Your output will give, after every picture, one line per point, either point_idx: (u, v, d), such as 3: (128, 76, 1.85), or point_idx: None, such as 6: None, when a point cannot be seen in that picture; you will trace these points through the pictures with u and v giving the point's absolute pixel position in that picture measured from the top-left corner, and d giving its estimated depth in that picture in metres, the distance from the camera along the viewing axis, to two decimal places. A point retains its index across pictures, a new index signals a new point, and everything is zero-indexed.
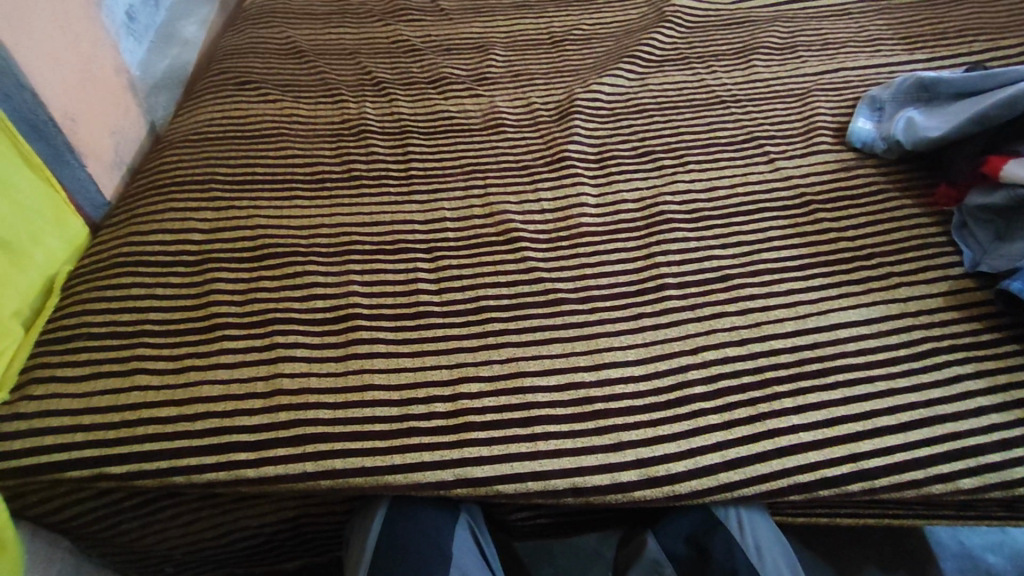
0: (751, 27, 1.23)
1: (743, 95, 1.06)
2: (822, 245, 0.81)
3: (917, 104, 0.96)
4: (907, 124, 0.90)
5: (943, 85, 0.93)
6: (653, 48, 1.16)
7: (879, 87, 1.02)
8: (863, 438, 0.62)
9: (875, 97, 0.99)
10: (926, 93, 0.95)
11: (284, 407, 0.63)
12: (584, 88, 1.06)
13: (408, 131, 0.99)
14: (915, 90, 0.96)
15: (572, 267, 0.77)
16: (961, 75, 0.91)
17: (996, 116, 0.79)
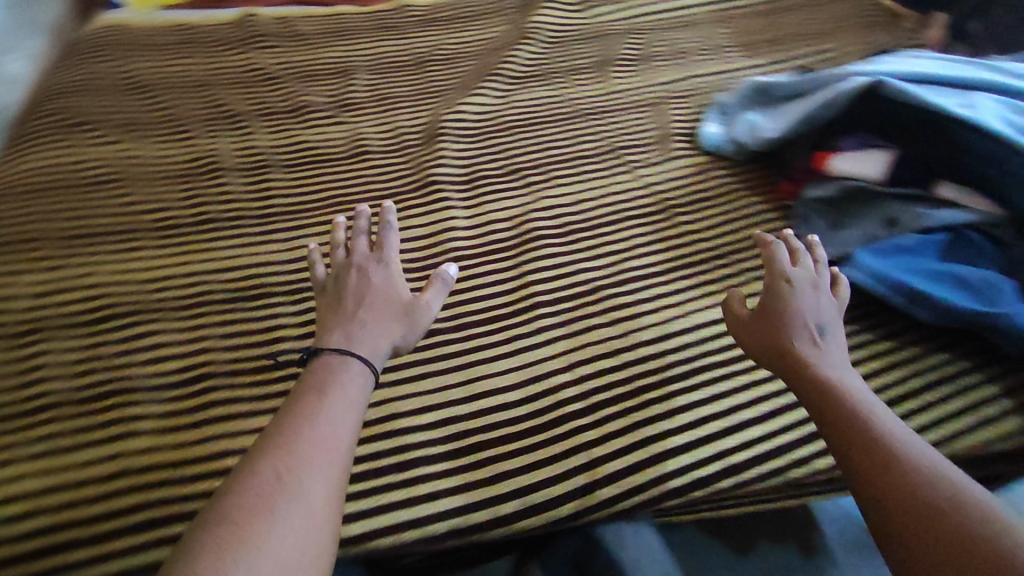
0: (607, 41, 1.29)
1: (603, 108, 1.10)
2: (682, 248, 0.85)
3: (758, 108, 1.04)
4: (751, 127, 0.96)
5: (778, 90, 1.01)
6: (515, 66, 1.18)
7: (724, 94, 1.10)
8: (727, 435, 0.64)
9: (722, 103, 1.06)
10: (765, 97, 1.03)
11: (128, 488, 0.57)
12: (449, 110, 1.06)
13: (267, 165, 0.94)
14: (754, 95, 1.04)
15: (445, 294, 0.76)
16: (791, 79, 0.99)
17: (823, 117, 0.86)
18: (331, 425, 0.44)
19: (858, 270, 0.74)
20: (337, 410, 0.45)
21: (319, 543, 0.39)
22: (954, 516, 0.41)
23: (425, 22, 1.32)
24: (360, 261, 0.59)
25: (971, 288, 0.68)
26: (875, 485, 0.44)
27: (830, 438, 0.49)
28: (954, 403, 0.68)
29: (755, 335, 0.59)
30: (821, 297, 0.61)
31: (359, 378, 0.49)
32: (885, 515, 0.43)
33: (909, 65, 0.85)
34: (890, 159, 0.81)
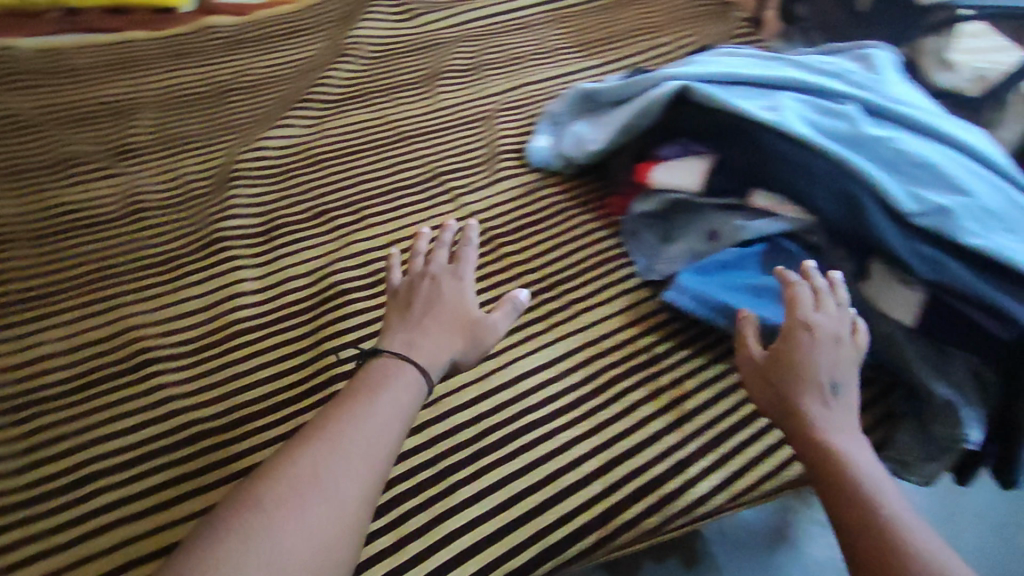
0: (436, 50, 1.20)
1: (427, 128, 1.01)
2: (504, 284, 0.78)
3: (586, 115, 0.98)
4: (577, 139, 0.90)
5: (602, 95, 0.95)
6: (330, 88, 1.07)
7: (554, 102, 1.04)
8: (544, 511, 0.59)
9: (553, 112, 1.00)
10: (591, 104, 0.98)
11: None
12: (248, 147, 0.93)
13: (11, 239, 0.78)
14: (581, 102, 0.98)
15: (228, 382, 0.66)
16: (612, 84, 0.94)
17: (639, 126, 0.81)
18: (361, 448, 0.44)
19: (681, 294, 0.70)
20: (384, 406, 0.47)
21: (337, 542, 0.40)
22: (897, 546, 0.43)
23: (230, 43, 1.17)
24: (437, 271, 0.58)
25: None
26: (846, 507, 0.47)
27: (806, 456, 0.52)
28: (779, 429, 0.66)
29: (765, 366, 0.58)
30: (842, 351, 0.57)
31: (411, 392, 0.49)
32: (840, 527, 0.47)
33: (719, 66, 0.81)
34: (708, 165, 0.76)
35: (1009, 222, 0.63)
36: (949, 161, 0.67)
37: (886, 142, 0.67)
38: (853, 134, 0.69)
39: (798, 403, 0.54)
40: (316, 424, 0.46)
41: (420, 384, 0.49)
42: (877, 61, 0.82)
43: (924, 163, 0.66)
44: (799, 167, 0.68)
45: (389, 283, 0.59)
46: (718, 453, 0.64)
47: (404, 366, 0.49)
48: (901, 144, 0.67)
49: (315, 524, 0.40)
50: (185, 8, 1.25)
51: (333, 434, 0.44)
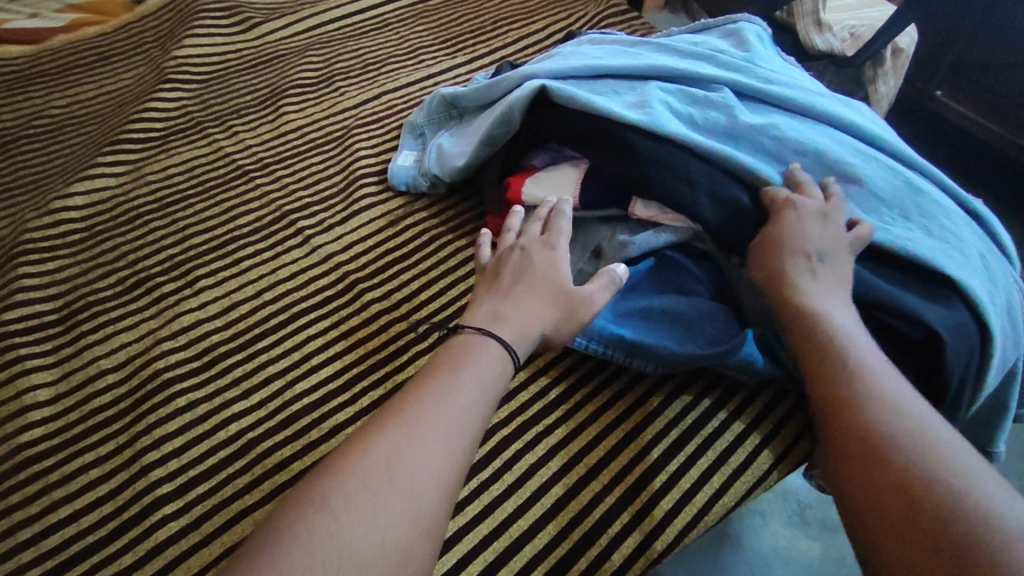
0: (281, 62, 1.05)
1: (270, 157, 0.87)
2: (371, 339, 0.66)
3: (451, 123, 0.87)
4: (440, 154, 0.79)
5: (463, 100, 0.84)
6: (149, 123, 0.90)
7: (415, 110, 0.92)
8: None
9: (413, 122, 0.88)
10: (455, 110, 0.86)
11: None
12: (39, 211, 0.75)
13: None
14: (444, 108, 0.87)
15: (21, 536, 0.52)
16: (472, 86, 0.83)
17: (501, 134, 0.72)
18: (439, 439, 0.40)
19: None
20: (467, 388, 0.43)
21: (416, 543, 0.36)
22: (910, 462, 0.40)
23: (21, 80, 0.97)
24: (528, 242, 0.57)
25: (695, 327, 0.61)
26: (833, 398, 0.46)
27: (799, 345, 0.50)
28: (693, 468, 0.59)
29: (754, 250, 0.56)
30: (830, 229, 0.55)
31: (495, 369, 0.46)
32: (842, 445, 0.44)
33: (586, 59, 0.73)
34: (581, 172, 0.67)
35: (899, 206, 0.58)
36: (835, 145, 0.61)
37: (771, 131, 0.61)
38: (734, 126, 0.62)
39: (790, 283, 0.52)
40: (397, 408, 0.42)
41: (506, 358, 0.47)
42: (747, 37, 0.75)
43: (811, 152, 0.61)
44: (679, 169, 0.59)
45: (480, 261, 0.59)
46: (631, 512, 0.57)
47: (490, 349, 0.47)
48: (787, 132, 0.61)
49: (382, 528, 0.36)
50: None
51: (399, 421, 0.41)
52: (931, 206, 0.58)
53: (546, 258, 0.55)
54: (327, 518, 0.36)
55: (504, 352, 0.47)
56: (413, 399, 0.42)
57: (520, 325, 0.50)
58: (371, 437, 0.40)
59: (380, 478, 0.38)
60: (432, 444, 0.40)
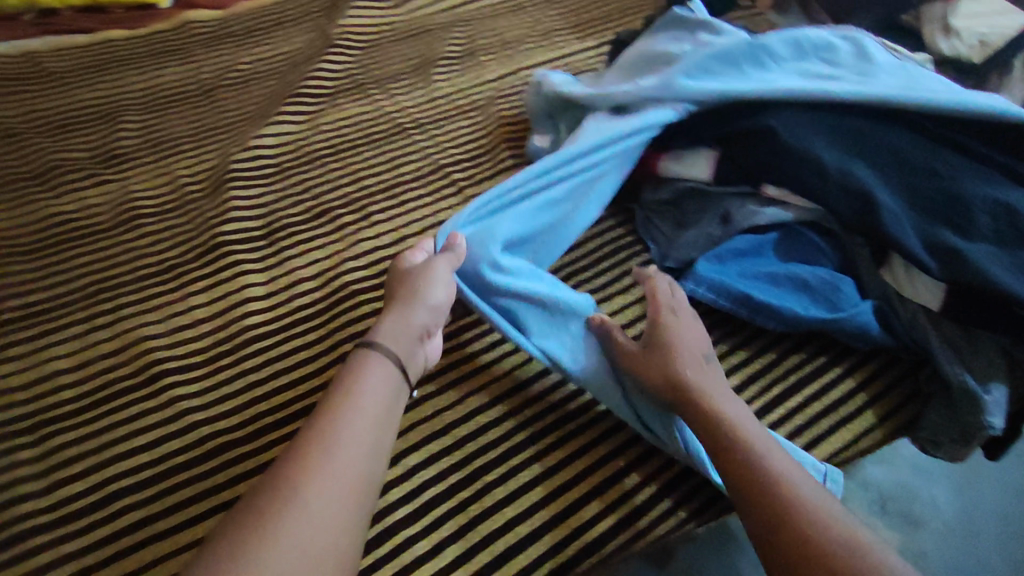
0: (428, 36, 1.16)
1: (425, 117, 0.98)
2: None
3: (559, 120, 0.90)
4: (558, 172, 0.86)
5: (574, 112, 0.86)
6: (321, 80, 1.03)
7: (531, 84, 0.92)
8: (586, 508, 0.59)
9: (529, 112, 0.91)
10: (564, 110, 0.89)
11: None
12: (240, 146, 0.89)
13: (4, 255, 0.75)
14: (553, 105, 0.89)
15: (241, 394, 0.63)
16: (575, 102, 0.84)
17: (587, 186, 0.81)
18: (354, 466, 0.46)
19: (698, 283, 0.70)
20: (370, 418, 0.49)
21: (348, 544, 0.43)
22: (800, 504, 0.49)
23: (212, 39, 1.13)
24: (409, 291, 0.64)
25: (813, 293, 0.68)
26: (749, 487, 0.51)
27: (705, 438, 0.55)
28: (806, 411, 0.67)
29: (641, 356, 0.61)
30: (693, 330, 0.63)
31: (384, 401, 0.52)
32: (743, 492, 0.51)
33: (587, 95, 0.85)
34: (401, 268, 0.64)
35: (1011, 220, 0.62)
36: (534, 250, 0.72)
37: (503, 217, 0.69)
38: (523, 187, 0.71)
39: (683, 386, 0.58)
40: (314, 435, 0.47)
41: (397, 381, 0.54)
42: (875, 44, 0.79)
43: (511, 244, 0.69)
44: (809, 163, 0.68)
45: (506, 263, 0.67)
46: None
47: (375, 359, 0.54)
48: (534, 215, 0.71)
49: (325, 538, 0.42)
50: (161, 6, 1.21)
51: (314, 454, 0.46)
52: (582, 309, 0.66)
53: (438, 275, 0.61)
54: (275, 535, 0.41)
55: (399, 375, 0.55)
56: (326, 426, 0.48)
57: (399, 330, 0.57)
58: (297, 462, 0.45)
59: (308, 501, 0.43)
60: (352, 462, 0.46)
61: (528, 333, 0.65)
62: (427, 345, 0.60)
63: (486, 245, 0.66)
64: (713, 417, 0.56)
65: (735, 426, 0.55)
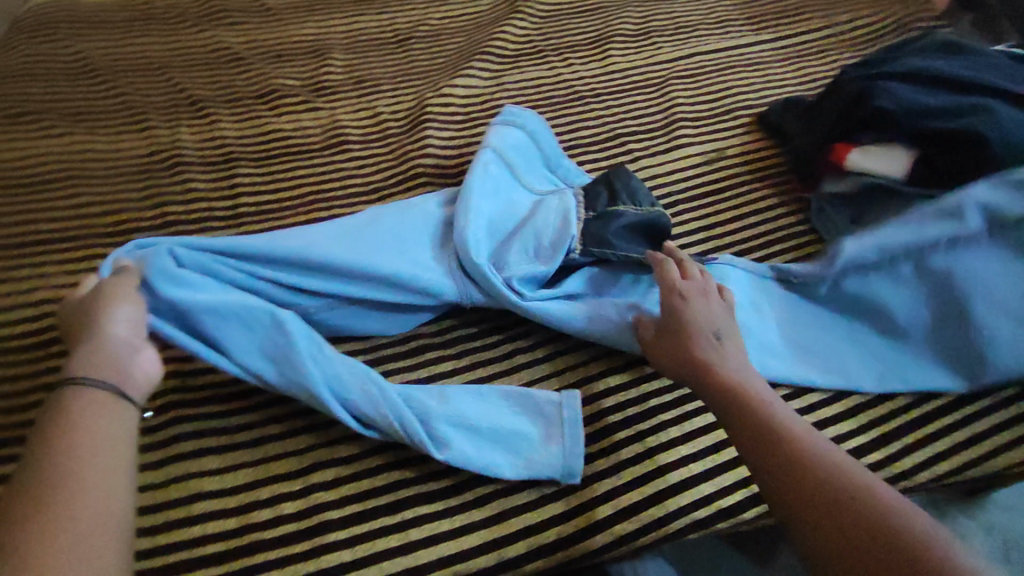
0: (605, 12, 1.20)
1: (602, 88, 1.02)
2: (693, 247, 0.80)
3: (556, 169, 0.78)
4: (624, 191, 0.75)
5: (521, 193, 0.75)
6: (506, 41, 1.09)
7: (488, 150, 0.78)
8: None
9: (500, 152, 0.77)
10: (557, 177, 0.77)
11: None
12: (435, 93, 0.97)
13: (236, 158, 0.86)
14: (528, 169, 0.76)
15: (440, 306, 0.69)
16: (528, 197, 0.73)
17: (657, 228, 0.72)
18: (116, 489, 0.41)
19: None
20: (109, 440, 0.43)
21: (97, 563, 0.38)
22: (850, 499, 0.43)
23: None
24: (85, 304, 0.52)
25: (954, 339, 0.66)
26: (781, 477, 0.46)
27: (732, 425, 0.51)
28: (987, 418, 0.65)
29: (663, 341, 0.59)
30: (713, 305, 0.60)
31: (115, 408, 0.45)
32: (788, 500, 0.45)
33: (520, 156, 0.81)
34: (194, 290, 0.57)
35: None
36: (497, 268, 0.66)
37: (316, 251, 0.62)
38: (324, 249, 0.62)
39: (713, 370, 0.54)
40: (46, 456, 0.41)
41: (121, 398, 0.46)
42: None
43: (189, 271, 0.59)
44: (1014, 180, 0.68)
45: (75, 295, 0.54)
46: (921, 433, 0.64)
47: (79, 390, 0.44)
48: (251, 281, 0.61)
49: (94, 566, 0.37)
50: None
51: (70, 457, 0.41)
52: (292, 321, 0.56)
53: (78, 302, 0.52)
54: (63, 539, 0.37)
55: (117, 394, 0.46)
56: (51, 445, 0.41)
57: (97, 352, 0.47)
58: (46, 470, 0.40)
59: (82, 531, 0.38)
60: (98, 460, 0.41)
61: (229, 352, 0.56)
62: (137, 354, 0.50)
63: (160, 259, 0.57)
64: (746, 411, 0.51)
65: (767, 413, 0.50)
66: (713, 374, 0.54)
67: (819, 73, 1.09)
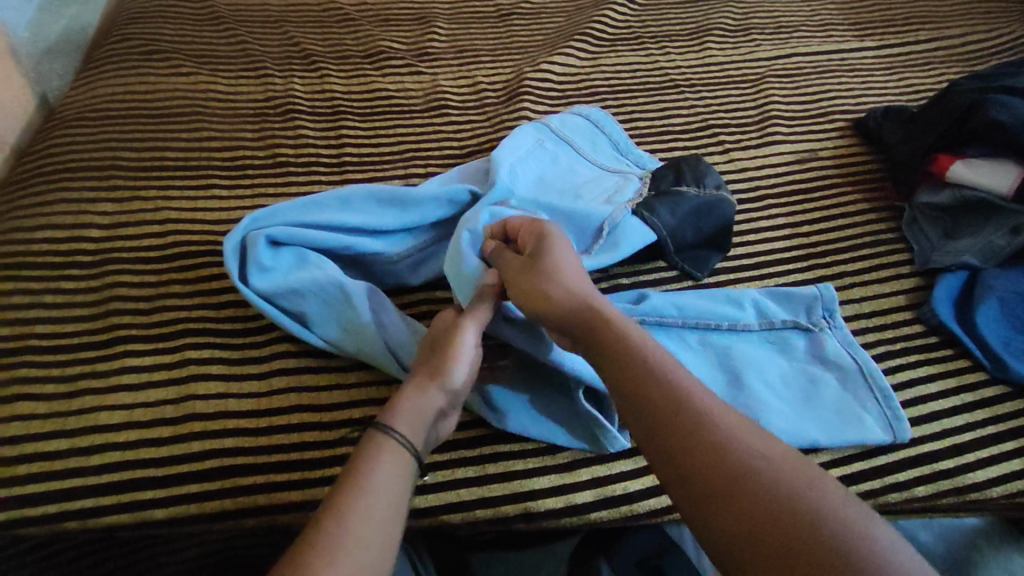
0: (705, 6, 1.19)
1: (697, 80, 1.02)
2: (777, 242, 0.80)
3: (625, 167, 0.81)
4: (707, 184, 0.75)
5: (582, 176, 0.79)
6: (605, 25, 1.10)
7: (557, 131, 0.83)
8: (820, 450, 0.61)
9: (574, 147, 0.82)
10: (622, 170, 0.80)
11: (178, 454, 0.53)
12: (533, 68, 0.99)
13: (342, 111, 0.91)
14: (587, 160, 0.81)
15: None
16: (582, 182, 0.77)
17: (717, 220, 0.73)
18: (380, 525, 0.42)
19: (947, 299, 0.72)
20: (389, 473, 0.45)
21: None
22: (749, 474, 0.41)
23: None
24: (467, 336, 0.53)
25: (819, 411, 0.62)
26: (675, 452, 0.43)
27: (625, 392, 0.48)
28: None
29: (519, 293, 0.55)
30: (554, 253, 0.56)
31: (400, 468, 0.46)
32: (679, 470, 0.43)
33: (585, 139, 0.84)
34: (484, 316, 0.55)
35: None
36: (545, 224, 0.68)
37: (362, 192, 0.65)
38: (372, 188, 0.65)
39: (605, 327, 0.51)
40: (338, 513, 0.42)
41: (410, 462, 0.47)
42: None
43: (280, 243, 0.62)
44: None
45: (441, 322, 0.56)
46: (999, 447, 0.63)
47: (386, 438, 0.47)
48: (310, 224, 0.64)
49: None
50: None
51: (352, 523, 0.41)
52: (358, 293, 0.59)
53: (467, 343, 0.53)
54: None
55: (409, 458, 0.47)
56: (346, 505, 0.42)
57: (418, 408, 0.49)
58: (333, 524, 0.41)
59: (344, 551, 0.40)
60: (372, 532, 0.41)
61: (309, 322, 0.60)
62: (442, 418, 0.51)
63: (265, 240, 0.61)
64: (639, 373, 0.48)
65: (661, 381, 0.46)
66: (604, 330, 0.51)
67: (921, 84, 1.06)
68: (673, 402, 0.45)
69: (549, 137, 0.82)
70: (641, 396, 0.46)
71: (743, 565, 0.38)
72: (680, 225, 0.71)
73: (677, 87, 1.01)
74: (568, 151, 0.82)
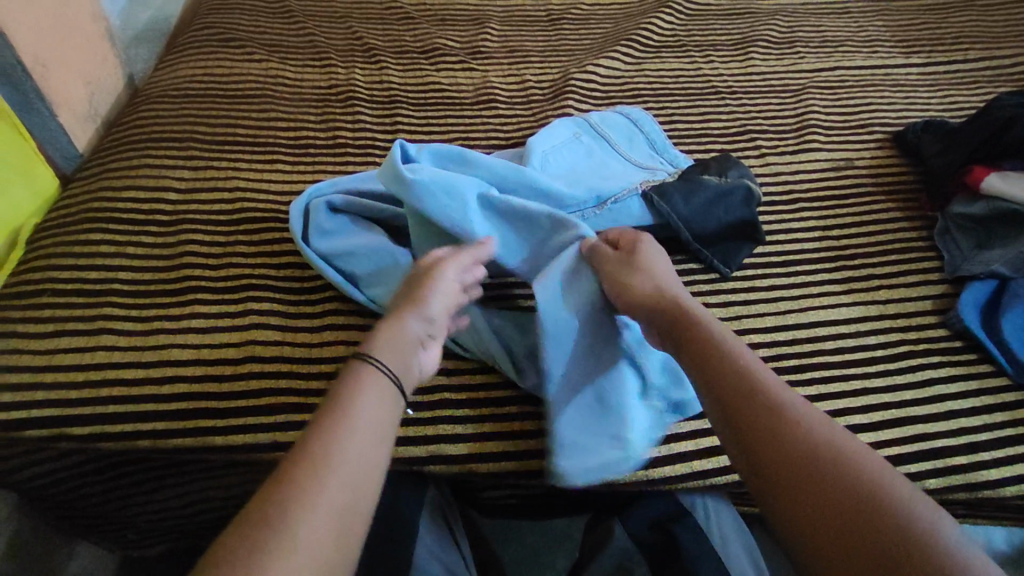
0: (752, 18, 1.22)
1: (738, 87, 1.06)
2: (806, 243, 0.82)
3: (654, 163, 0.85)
4: (735, 178, 0.77)
5: (613, 167, 0.82)
6: (651, 33, 1.14)
7: (593, 127, 0.87)
8: None
9: (608, 142, 0.86)
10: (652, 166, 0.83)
11: (238, 389, 0.59)
12: (579, 69, 1.04)
13: (398, 101, 0.97)
14: (618, 155, 0.85)
15: None
16: (613, 171, 0.81)
17: (741, 214, 0.76)
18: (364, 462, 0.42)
19: (973, 305, 0.73)
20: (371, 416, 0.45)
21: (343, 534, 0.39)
22: (821, 458, 0.41)
23: None
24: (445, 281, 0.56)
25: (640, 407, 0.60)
26: (743, 428, 0.45)
27: (696, 372, 0.50)
28: None
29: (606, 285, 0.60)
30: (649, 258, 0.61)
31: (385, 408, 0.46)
32: (746, 444, 0.44)
33: (622, 136, 0.88)
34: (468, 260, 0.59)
35: None
36: (566, 206, 0.71)
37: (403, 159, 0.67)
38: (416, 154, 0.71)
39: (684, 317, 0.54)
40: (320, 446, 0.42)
41: (394, 391, 0.48)
42: None
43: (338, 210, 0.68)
44: None
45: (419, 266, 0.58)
46: (1016, 451, 0.64)
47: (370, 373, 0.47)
48: (364, 193, 0.70)
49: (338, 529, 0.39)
50: None
51: (327, 448, 0.42)
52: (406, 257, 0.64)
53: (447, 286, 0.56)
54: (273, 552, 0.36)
55: (396, 388, 0.48)
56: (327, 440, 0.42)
57: (397, 340, 0.51)
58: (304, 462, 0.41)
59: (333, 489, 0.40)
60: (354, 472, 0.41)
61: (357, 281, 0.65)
62: (424, 350, 0.53)
63: (325, 208, 0.67)
64: (714, 361, 0.49)
65: (733, 365, 0.48)
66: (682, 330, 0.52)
67: (966, 102, 1.07)
68: (750, 393, 0.46)
69: (584, 131, 0.87)
70: (711, 378, 0.48)
71: (808, 552, 0.39)
72: (699, 215, 0.75)
73: (719, 96, 1.03)
74: (603, 146, 0.86)
